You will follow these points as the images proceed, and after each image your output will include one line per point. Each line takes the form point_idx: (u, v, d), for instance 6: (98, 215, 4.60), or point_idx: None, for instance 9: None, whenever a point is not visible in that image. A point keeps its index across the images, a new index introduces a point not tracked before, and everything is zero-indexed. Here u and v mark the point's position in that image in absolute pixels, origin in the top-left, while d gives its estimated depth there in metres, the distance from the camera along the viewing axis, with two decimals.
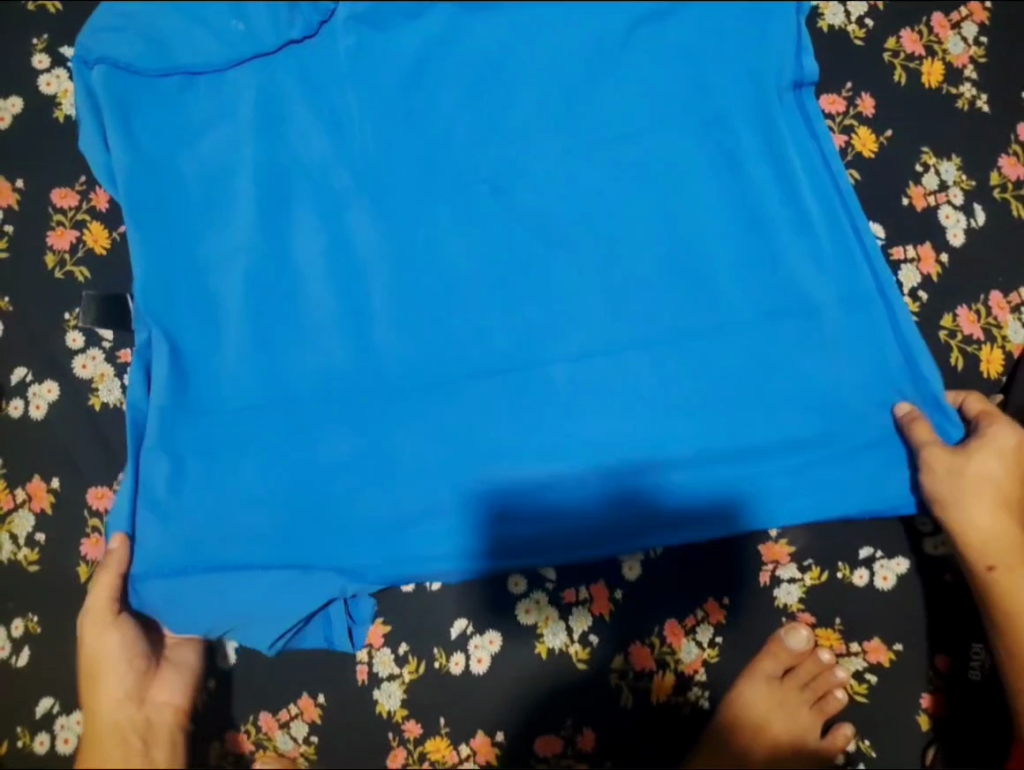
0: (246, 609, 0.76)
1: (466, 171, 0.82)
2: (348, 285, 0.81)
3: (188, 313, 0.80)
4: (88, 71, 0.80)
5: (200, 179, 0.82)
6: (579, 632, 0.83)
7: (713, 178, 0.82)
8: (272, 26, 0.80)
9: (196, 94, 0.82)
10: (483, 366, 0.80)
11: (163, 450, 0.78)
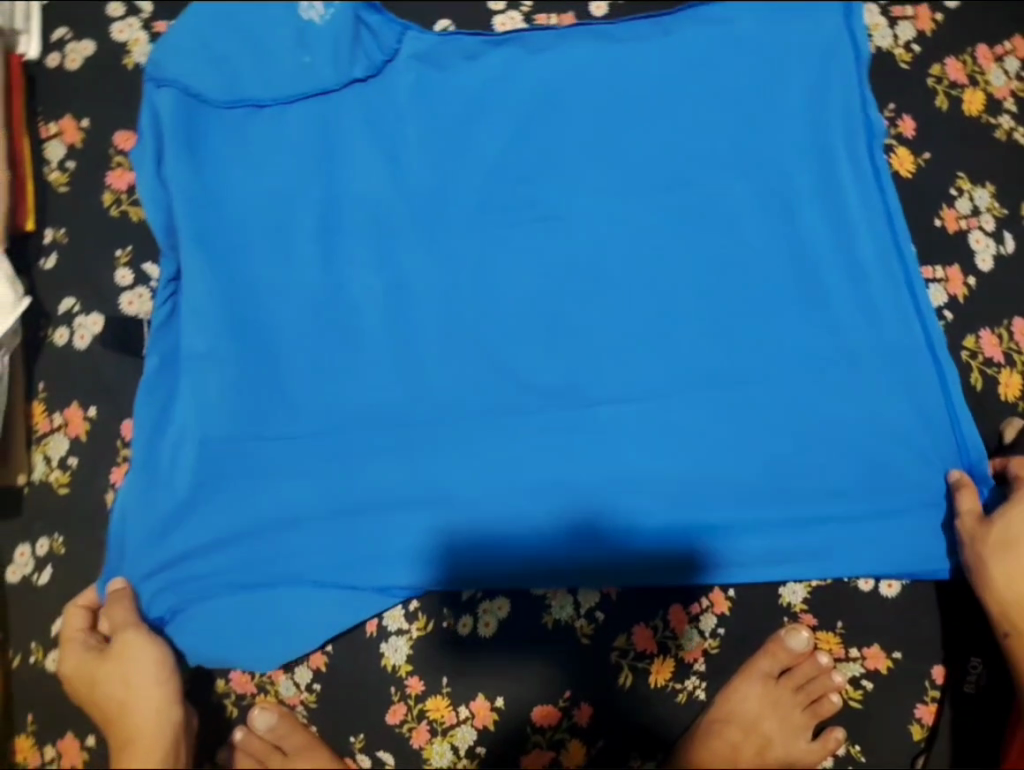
0: (271, 604, 0.78)
1: (515, 167, 0.88)
2: (397, 293, 0.85)
3: (238, 321, 0.84)
4: (155, 91, 0.86)
5: (248, 205, 0.86)
6: (587, 608, 0.84)
7: (746, 191, 0.87)
8: (336, 65, 0.88)
9: (258, 122, 0.88)
10: (516, 339, 0.84)
11: (182, 464, 0.81)
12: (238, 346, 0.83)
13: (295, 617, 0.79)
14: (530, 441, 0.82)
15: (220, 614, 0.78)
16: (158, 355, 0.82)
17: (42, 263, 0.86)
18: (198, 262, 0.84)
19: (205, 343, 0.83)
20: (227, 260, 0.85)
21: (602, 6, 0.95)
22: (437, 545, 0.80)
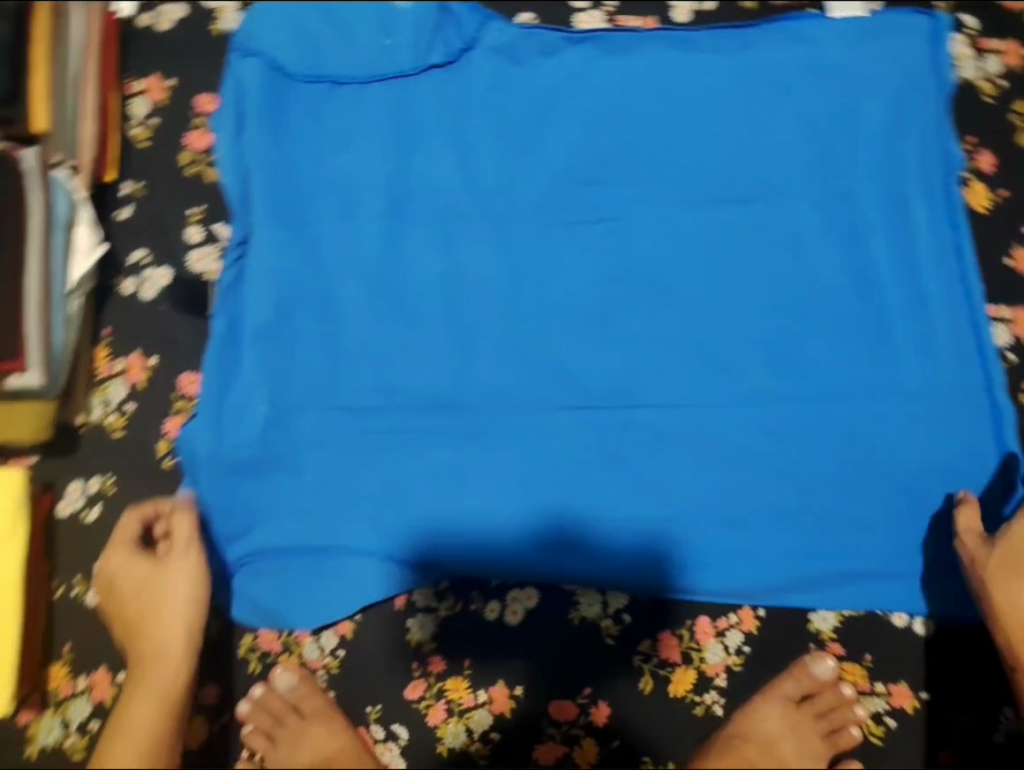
0: (311, 574, 0.80)
1: (585, 165, 0.87)
2: (458, 278, 0.86)
3: (301, 294, 0.85)
4: (242, 61, 0.87)
5: (322, 180, 0.87)
6: (614, 608, 0.83)
7: (818, 209, 0.85)
8: (414, 51, 0.87)
9: (337, 99, 0.88)
10: (569, 335, 0.84)
11: (237, 425, 0.82)
12: (300, 319, 0.84)
13: (332, 591, 0.79)
14: (572, 440, 0.82)
15: (263, 577, 0.80)
16: (225, 317, 0.84)
17: (118, 214, 0.88)
18: (270, 232, 0.85)
19: (268, 312, 0.84)
20: (296, 233, 0.86)
21: (684, 13, 0.91)
22: (472, 530, 0.80)
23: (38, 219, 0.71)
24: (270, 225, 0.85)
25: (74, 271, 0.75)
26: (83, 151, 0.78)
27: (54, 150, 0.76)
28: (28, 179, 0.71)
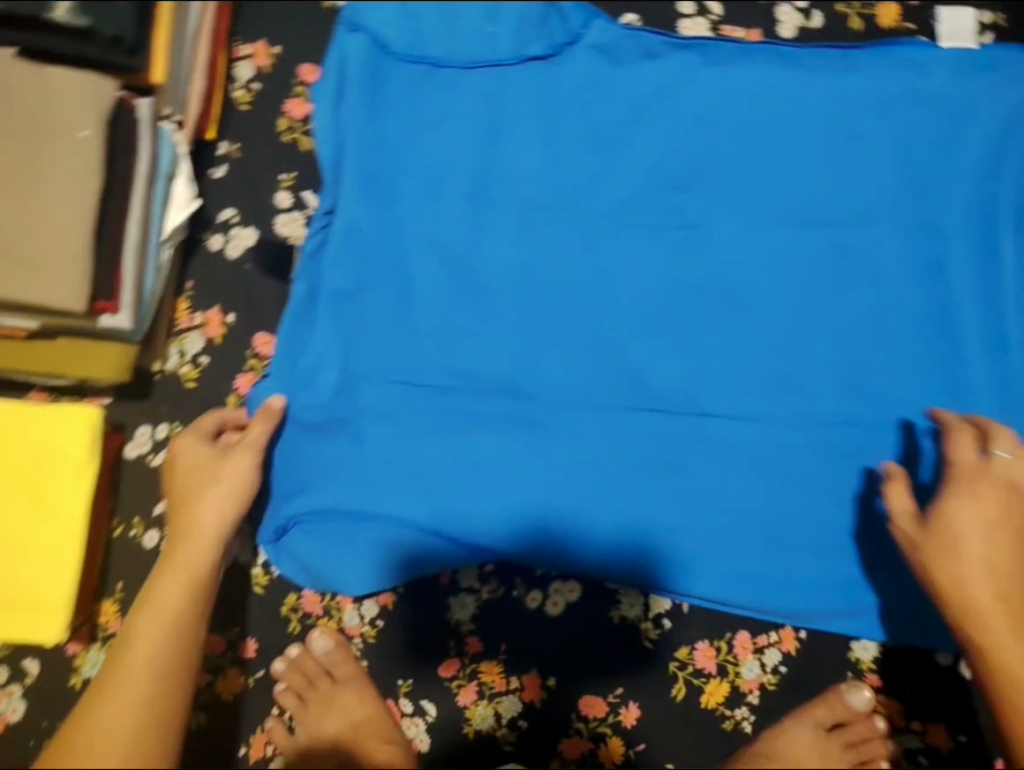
0: (362, 546, 0.81)
1: (672, 170, 0.87)
2: (534, 268, 0.86)
3: (379, 266, 0.86)
4: (348, 36, 0.90)
5: (411, 157, 0.88)
6: (655, 612, 0.83)
7: (905, 237, 0.84)
8: (516, 41, 0.89)
9: (435, 82, 0.89)
10: (638, 336, 0.84)
11: (306, 387, 0.84)
12: (375, 291, 0.86)
13: (379, 564, 0.81)
14: (630, 441, 0.82)
15: (312, 544, 0.82)
16: (306, 283, 0.86)
17: (213, 172, 0.90)
18: (356, 202, 0.87)
19: (346, 281, 0.86)
20: (381, 206, 0.87)
21: (790, 31, 0.91)
22: (521, 519, 0.80)
23: (145, 168, 0.73)
24: (356, 197, 0.87)
25: (169, 221, 0.78)
26: (189, 106, 0.80)
27: (164, 102, 0.78)
28: (140, 129, 0.73)
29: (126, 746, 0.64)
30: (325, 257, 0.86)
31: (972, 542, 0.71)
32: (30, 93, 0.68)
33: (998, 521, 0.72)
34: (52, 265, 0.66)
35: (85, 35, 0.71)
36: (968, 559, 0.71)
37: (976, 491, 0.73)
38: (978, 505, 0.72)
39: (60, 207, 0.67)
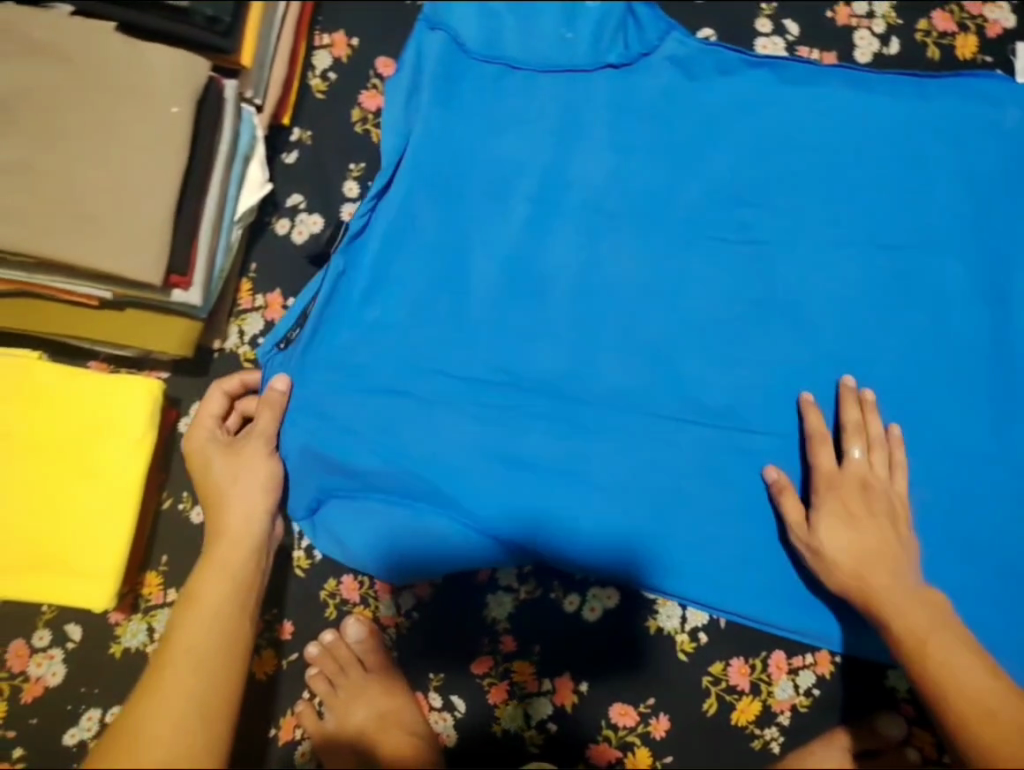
0: (404, 538, 0.81)
1: (740, 186, 0.88)
2: (593, 274, 0.87)
3: (438, 260, 0.87)
4: (425, 32, 0.91)
5: (475, 153, 0.89)
6: (692, 626, 0.83)
7: (967, 270, 0.84)
8: (593, 50, 0.90)
9: (509, 83, 0.90)
10: (693, 348, 0.85)
11: (355, 372, 0.83)
12: (433, 284, 0.86)
13: (420, 557, 0.81)
14: (678, 452, 0.83)
15: (353, 530, 0.82)
16: (360, 271, 0.86)
17: (284, 157, 0.92)
18: (418, 193, 0.88)
19: (404, 270, 0.86)
20: (443, 199, 0.88)
21: (866, 55, 0.91)
22: (563, 527, 0.81)
23: (227, 145, 0.75)
24: (421, 190, 0.88)
25: (242, 202, 0.80)
26: (269, 91, 0.82)
27: (247, 84, 0.79)
28: (225, 110, 0.75)
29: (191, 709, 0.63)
30: (384, 248, 0.87)
31: (854, 541, 0.77)
32: (124, 65, 0.70)
33: (867, 516, 0.78)
34: (131, 237, 0.68)
35: (185, 14, 0.73)
36: (858, 555, 0.77)
37: (838, 494, 0.79)
38: (843, 505, 0.78)
39: (145, 180, 0.69)
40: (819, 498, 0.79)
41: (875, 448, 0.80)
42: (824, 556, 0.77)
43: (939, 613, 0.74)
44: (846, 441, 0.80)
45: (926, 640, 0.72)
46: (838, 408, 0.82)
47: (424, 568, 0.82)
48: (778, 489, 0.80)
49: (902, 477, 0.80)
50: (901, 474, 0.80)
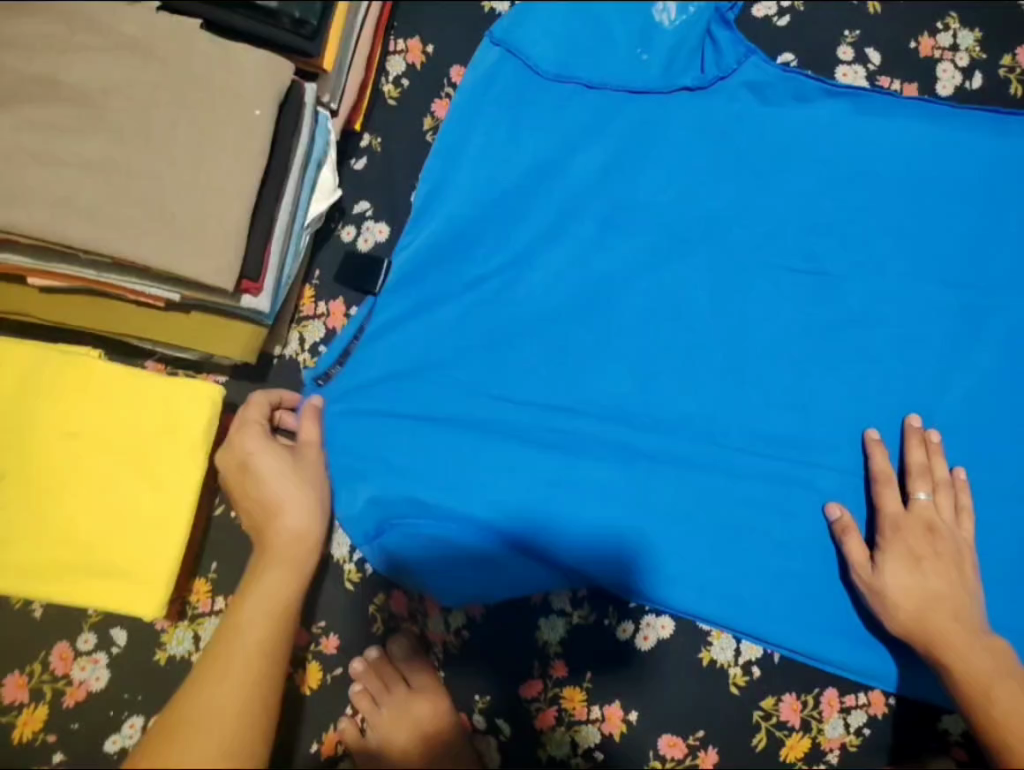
0: (455, 566, 0.80)
1: (812, 215, 0.86)
2: (660, 297, 0.86)
3: (498, 278, 0.86)
4: (490, 48, 0.90)
5: (538, 168, 0.88)
6: (745, 659, 0.82)
7: None
8: (665, 71, 0.89)
9: (580, 102, 0.89)
10: (758, 376, 0.84)
11: (413, 385, 0.84)
12: (490, 301, 0.86)
13: (466, 585, 0.81)
14: (741, 482, 0.82)
15: (407, 551, 0.81)
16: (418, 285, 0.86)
17: (354, 163, 0.91)
18: (478, 209, 0.87)
19: (460, 287, 0.86)
20: (502, 218, 0.87)
21: (947, 88, 0.90)
22: (612, 563, 0.80)
23: (302, 151, 0.74)
24: (483, 206, 0.87)
25: (312, 208, 0.80)
26: (344, 96, 0.81)
27: (324, 89, 0.79)
28: (303, 114, 0.74)
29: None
30: (442, 262, 0.87)
31: (920, 584, 0.75)
32: (209, 64, 0.69)
33: (932, 558, 0.76)
34: (204, 240, 0.66)
35: (272, 16, 0.72)
36: (922, 599, 0.75)
37: (902, 537, 0.77)
38: (908, 547, 0.77)
39: (224, 184, 0.67)
40: (885, 541, 0.78)
41: (940, 493, 0.79)
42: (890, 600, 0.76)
43: (1002, 663, 0.73)
44: (910, 483, 0.80)
45: (991, 686, 0.71)
46: (904, 448, 0.81)
47: (468, 594, 0.81)
48: (842, 527, 0.79)
49: (969, 522, 0.78)
50: (968, 518, 0.78)
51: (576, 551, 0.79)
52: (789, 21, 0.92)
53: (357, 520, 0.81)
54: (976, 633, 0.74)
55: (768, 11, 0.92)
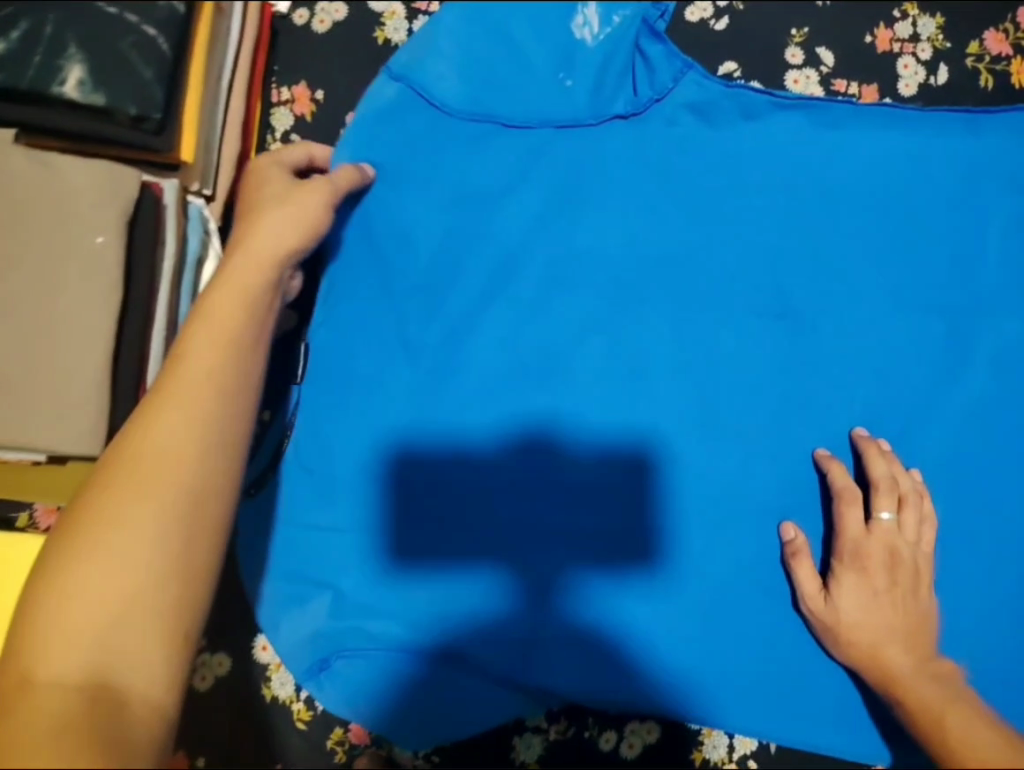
0: (441, 643, 0.71)
1: (775, 247, 0.76)
2: (608, 360, 0.75)
3: (423, 359, 0.76)
4: (386, 84, 0.78)
5: (455, 225, 0.77)
6: (740, 755, 0.75)
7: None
8: (591, 99, 0.78)
9: (497, 141, 0.78)
10: (725, 440, 0.74)
11: (343, 487, 0.74)
12: (417, 386, 0.75)
13: (455, 663, 0.71)
14: (720, 564, 0.73)
15: (384, 649, 0.71)
16: (338, 377, 0.77)
17: None
18: (398, 281, 0.77)
19: (383, 373, 0.76)
20: (424, 284, 0.76)
21: (912, 86, 0.79)
22: (616, 614, 0.72)
23: (169, 263, 0.64)
24: (400, 278, 0.77)
25: None
26: (219, 179, 0.70)
27: (190, 177, 0.68)
28: (165, 219, 0.64)
29: (150, 587, 0.46)
30: (364, 349, 0.77)
31: (873, 614, 0.69)
32: (34, 187, 0.58)
33: (890, 589, 0.69)
34: (64, 403, 0.57)
35: (105, 114, 0.60)
36: (877, 629, 0.68)
37: (861, 564, 0.70)
38: (866, 579, 0.69)
39: (69, 334, 0.57)
40: (840, 568, 0.70)
41: (904, 509, 0.71)
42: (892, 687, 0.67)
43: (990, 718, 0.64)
44: (874, 500, 0.71)
45: (944, 714, 0.63)
46: (863, 460, 0.73)
47: (455, 673, 0.72)
48: (792, 551, 0.72)
49: (930, 535, 0.71)
50: (931, 529, 0.71)
51: (579, 594, 0.72)
52: (727, 24, 0.82)
53: (289, 634, 0.73)
54: (925, 659, 0.67)
55: (703, 14, 0.82)
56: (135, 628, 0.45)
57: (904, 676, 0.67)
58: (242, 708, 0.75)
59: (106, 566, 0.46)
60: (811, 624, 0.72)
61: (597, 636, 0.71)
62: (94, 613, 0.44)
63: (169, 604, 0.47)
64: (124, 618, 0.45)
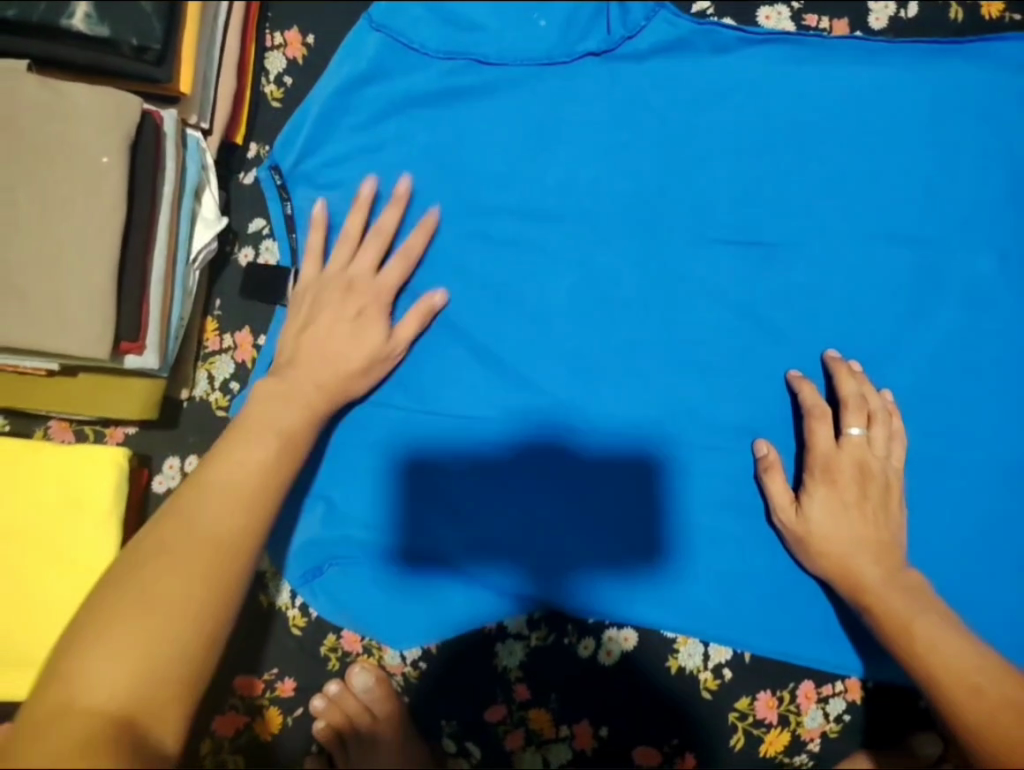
0: (470, 520, 0.76)
1: (748, 178, 0.79)
2: (591, 285, 0.79)
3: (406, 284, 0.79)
4: (367, 32, 0.82)
5: (437, 157, 0.81)
6: (715, 662, 0.78)
7: (993, 253, 0.78)
8: (565, 40, 0.82)
9: (477, 80, 0.82)
10: (698, 361, 0.78)
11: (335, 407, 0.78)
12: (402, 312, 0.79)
13: (478, 544, 0.76)
14: (694, 478, 0.76)
15: (408, 527, 0.76)
16: None
17: (244, 178, 0.84)
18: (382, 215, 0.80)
19: None
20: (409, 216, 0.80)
21: (881, 19, 0.84)
22: (634, 499, 0.76)
23: (171, 187, 0.70)
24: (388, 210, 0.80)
25: (197, 240, 0.74)
26: (215, 113, 0.80)
27: (190, 110, 0.77)
28: (164, 146, 0.70)
29: (179, 644, 0.51)
30: None
31: (841, 524, 0.73)
32: (46, 115, 0.65)
33: (859, 502, 0.73)
34: (74, 310, 0.64)
35: (110, 45, 0.70)
36: (844, 539, 0.72)
37: (831, 477, 0.74)
38: (835, 492, 0.73)
39: (82, 245, 0.64)
40: (811, 481, 0.74)
41: (874, 426, 0.74)
42: (863, 593, 0.71)
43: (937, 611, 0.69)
44: (843, 417, 0.74)
45: (911, 621, 0.68)
46: (833, 380, 0.76)
47: (478, 550, 0.76)
48: (765, 465, 0.75)
49: (900, 449, 0.75)
50: (899, 445, 0.75)
51: (598, 477, 0.76)
52: None
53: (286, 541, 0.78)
54: (893, 570, 0.71)
55: None
56: (165, 676, 0.50)
57: (874, 584, 0.71)
58: (243, 618, 0.80)
59: (137, 622, 0.51)
60: (783, 536, 0.75)
61: (613, 516, 0.76)
62: (129, 658, 0.49)
63: (189, 664, 0.52)
64: (149, 674, 0.49)
